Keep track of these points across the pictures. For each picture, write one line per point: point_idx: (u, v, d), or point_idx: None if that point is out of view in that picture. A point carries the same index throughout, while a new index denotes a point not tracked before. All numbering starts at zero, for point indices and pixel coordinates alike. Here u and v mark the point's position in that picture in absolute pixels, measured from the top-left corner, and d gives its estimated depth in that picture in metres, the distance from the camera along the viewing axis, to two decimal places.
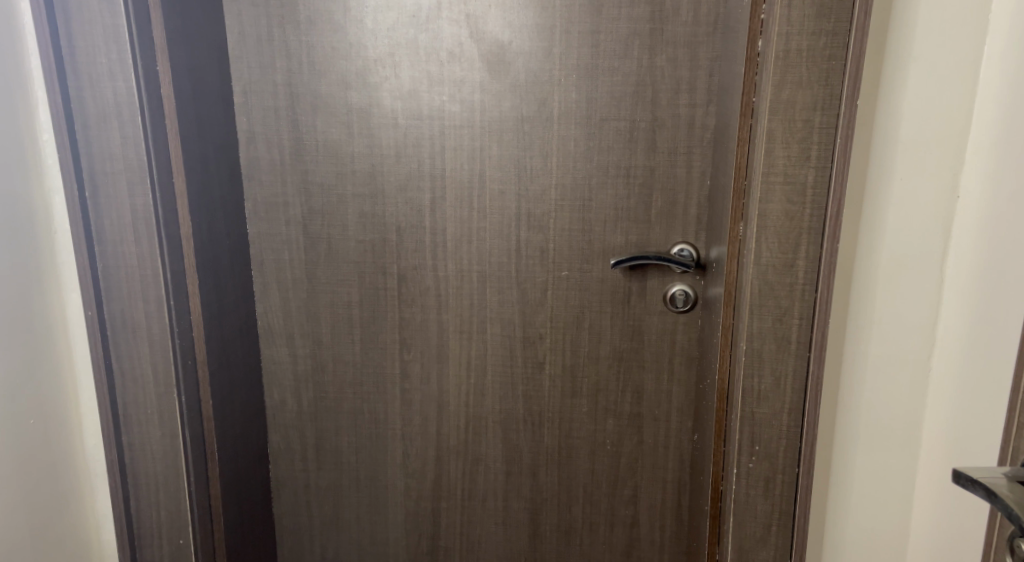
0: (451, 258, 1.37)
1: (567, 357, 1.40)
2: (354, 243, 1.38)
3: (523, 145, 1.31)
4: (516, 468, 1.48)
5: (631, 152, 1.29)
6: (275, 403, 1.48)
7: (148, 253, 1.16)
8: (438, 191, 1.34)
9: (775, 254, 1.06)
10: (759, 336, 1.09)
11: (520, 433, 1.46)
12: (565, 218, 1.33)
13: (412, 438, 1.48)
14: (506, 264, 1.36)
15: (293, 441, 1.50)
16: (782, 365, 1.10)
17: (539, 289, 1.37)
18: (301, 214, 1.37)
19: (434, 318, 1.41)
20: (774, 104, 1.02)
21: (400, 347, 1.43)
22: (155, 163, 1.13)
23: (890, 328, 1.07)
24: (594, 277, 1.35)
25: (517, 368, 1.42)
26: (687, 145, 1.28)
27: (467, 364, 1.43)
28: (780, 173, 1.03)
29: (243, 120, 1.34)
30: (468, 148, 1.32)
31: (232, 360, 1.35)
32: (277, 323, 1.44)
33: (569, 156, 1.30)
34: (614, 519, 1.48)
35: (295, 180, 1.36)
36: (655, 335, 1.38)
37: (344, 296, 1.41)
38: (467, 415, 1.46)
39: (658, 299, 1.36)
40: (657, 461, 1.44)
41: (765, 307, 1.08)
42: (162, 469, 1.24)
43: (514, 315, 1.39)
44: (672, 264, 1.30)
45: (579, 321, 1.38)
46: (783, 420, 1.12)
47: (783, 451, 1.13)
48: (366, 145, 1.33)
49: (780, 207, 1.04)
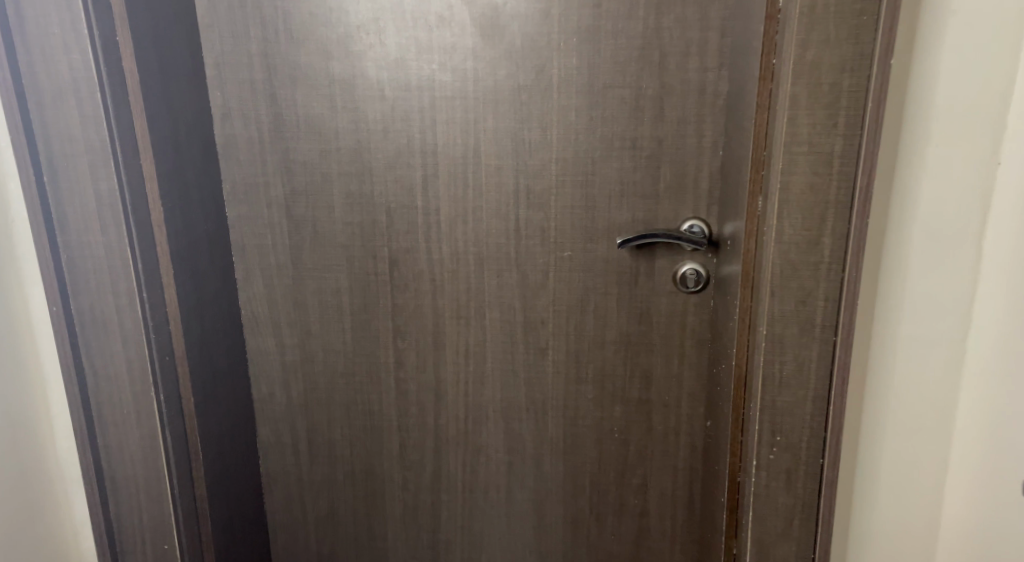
0: (445, 240, 1.28)
1: (571, 342, 1.32)
2: (341, 226, 1.29)
3: (520, 117, 1.21)
4: (518, 458, 1.41)
5: (637, 121, 1.19)
6: (264, 395, 1.40)
7: (117, 243, 1.06)
8: (433, 168, 1.24)
9: (798, 230, 0.97)
10: (781, 320, 1.01)
11: (522, 423, 1.38)
12: (569, 194, 1.24)
13: (409, 429, 1.40)
14: (505, 245, 1.28)
15: (283, 435, 1.42)
16: (807, 350, 1.01)
17: (540, 272, 1.29)
18: (283, 195, 1.28)
19: (429, 304, 1.32)
20: (798, 67, 0.92)
21: (394, 335, 1.35)
22: (119, 144, 1.04)
23: (923, 308, 0.99)
24: (599, 257, 1.27)
25: (518, 355, 1.34)
26: (697, 114, 1.18)
27: (465, 350, 1.35)
28: (804, 142, 0.94)
29: (217, 95, 1.24)
30: (461, 121, 1.22)
31: (213, 353, 1.26)
32: (262, 311, 1.35)
33: (570, 127, 1.21)
34: (622, 508, 1.41)
35: (276, 160, 1.26)
36: (664, 317, 1.29)
37: (333, 282, 1.32)
38: (466, 404, 1.38)
39: (667, 279, 1.27)
40: (667, 448, 1.37)
41: (788, 288, 1.00)
42: (142, 472, 1.16)
43: (514, 299, 1.31)
44: (682, 242, 1.21)
45: (584, 305, 1.30)
46: (806, 409, 1.04)
47: (807, 442, 1.05)
48: (351, 120, 1.23)
49: (804, 179, 0.95)
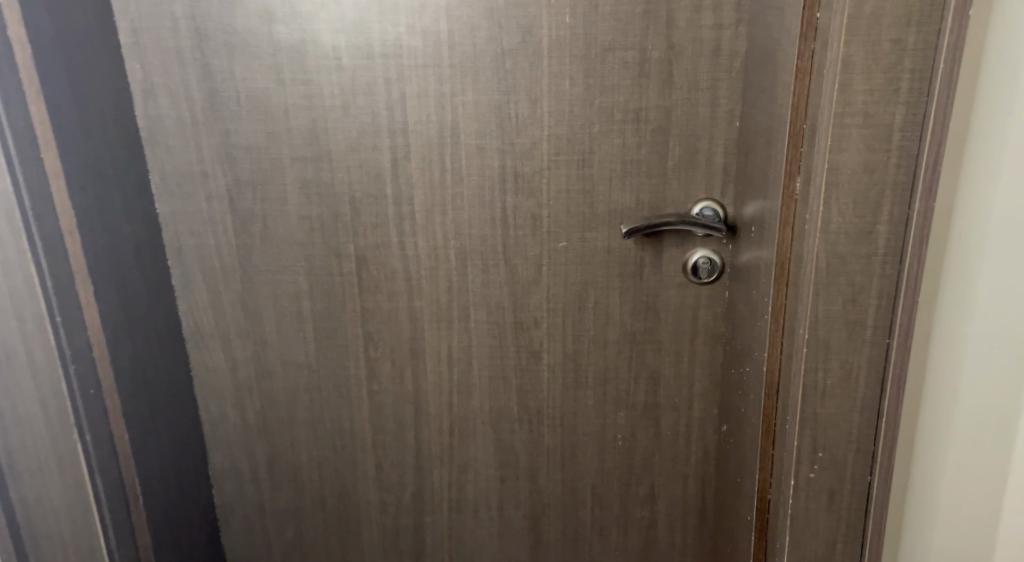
0: (420, 232, 1.10)
1: (568, 343, 1.17)
2: (297, 221, 1.09)
3: (504, 87, 1.03)
4: (511, 473, 1.25)
5: (642, 90, 1.03)
6: (214, 417, 1.20)
7: (16, 257, 0.85)
8: (403, 150, 1.06)
9: (849, 218, 0.81)
10: (826, 322, 0.86)
11: (514, 434, 1.23)
12: (564, 176, 1.07)
13: (386, 447, 1.23)
14: (490, 237, 1.11)
15: (240, 460, 1.23)
16: (855, 356, 0.87)
17: (532, 266, 1.12)
18: (224, 185, 1.07)
19: (404, 306, 1.15)
20: (853, 21, 0.75)
21: (364, 344, 1.16)
22: (11, 134, 0.82)
23: (1003, 304, 0.82)
24: (598, 247, 1.11)
25: (509, 359, 1.18)
26: (711, 79, 1.01)
27: (447, 357, 1.18)
28: (858, 113, 0.77)
29: (136, 68, 1.02)
30: (434, 94, 1.03)
31: (150, 376, 1.07)
32: (206, 322, 1.15)
33: (563, 98, 1.03)
34: (628, 521, 1.27)
35: (214, 144, 1.05)
36: (673, 312, 1.15)
37: (289, 285, 1.13)
38: (450, 417, 1.22)
39: (677, 269, 1.12)
40: (677, 454, 1.23)
41: (835, 285, 0.84)
42: (69, 527, 0.96)
43: (502, 297, 1.14)
44: (697, 228, 1.05)
45: (582, 300, 1.14)
46: (853, 422, 0.90)
47: (853, 458, 0.91)
48: (302, 95, 1.03)
49: (857, 157, 0.79)
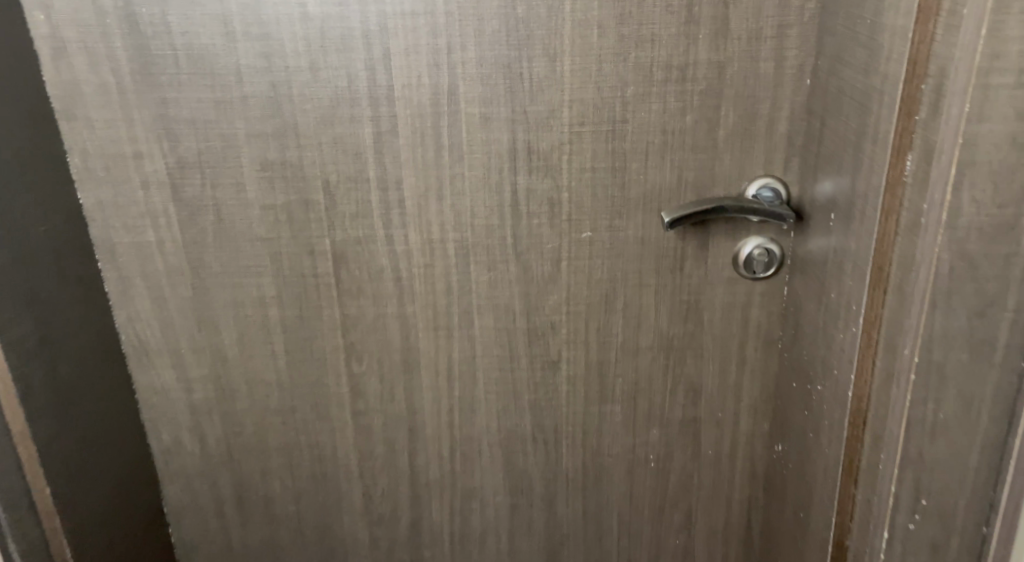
0: (412, 222, 0.89)
1: (593, 351, 0.97)
2: (258, 212, 0.88)
3: (516, 40, 0.81)
4: (523, 500, 1.06)
5: (689, 40, 0.82)
6: (166, 447, 0.99)
7: None
8: (390, 122, 0.84)
9: (985, 210, 0.62)
10: (943, 342, 0.67)
11: (528, 456, 1.04)
12: (589, 151, 0.86)
13: (375, 476, 1.03)
14: (498, 226, 0.90)
15: (201, 496, 1.02)
16: (977, 384, 0.68)
17: (549, 261, 0.92)
18: (165, 169, 0.85)
19: (394, 311, 0.94)
20: None
21: (346, 357, 0.96)
22: None
23: None
24: (630, 237, 0.91)
25: (521, 371, 0.98)
26: (776, 26, 0.81)
27: (447, 370, 0.98)
28: (1010, 69, 0.58)
29: (40, 19, 0.79)
30: (427, 49, 0.81)
31: (80, 408, 0.86)
32: (151, 337, 0.93)
33: (590, 53, 0.82)
34: (660, 551, 1.09)
35: (148, 117, 0.83)
36: (719, 313, 0.95)
37: (252, 290, 0.91)
38: (452, 439, 1.02)
39: (725, 262, 0.92)
40: (719, 475, 1.05)
41: (957, 296, 0.65)
42: None
43: (513, 299, 0.94)
44: (758, 214, 0.85)
45: (611, 301, 0.94)
46: (968, 466, 0.70)
47: (965, 511, 0.72)
48: (258, 52, 0.81)
49: (1003, 127, 0.60)
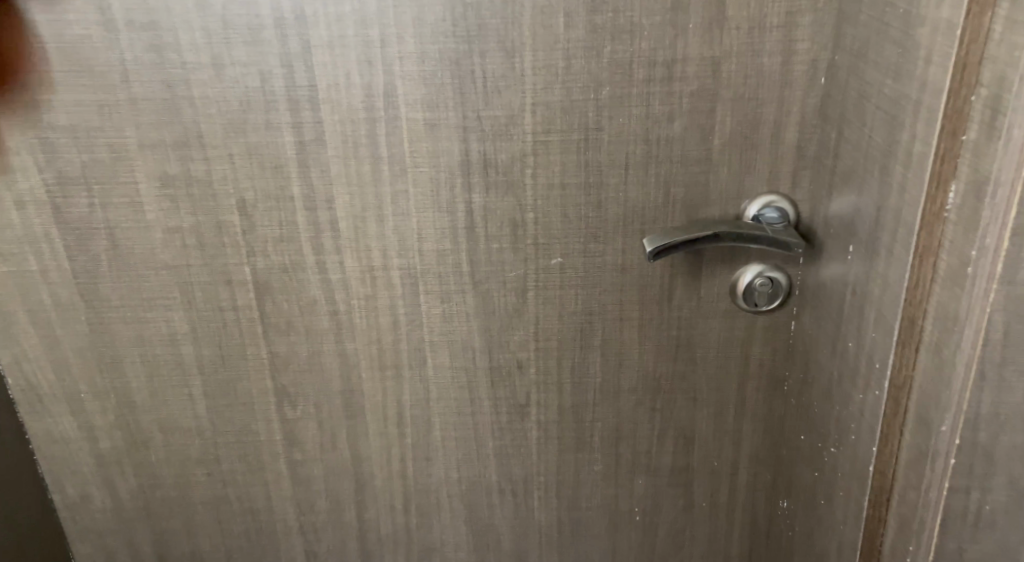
0: (348, 248, 0.75)
1: (567, 394, 0.83)
2: (161, 236, 0.74)
3: (465, 31, 0.66)
4: (489, 557, 0.93)
5: (677, 30, 0.67)
6: (73, 499, 0.86)
7: None
8: (314, 129, 0.70)
9: None
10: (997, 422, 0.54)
11: (494, 509, 0.90)
12: (557, 163, 0.72)
13: (318, 530, 0.90)
14: (451, 252, 0.76)
15: (118, 552, 0.90)
16: None
17: (514, 292, 0.78)
18: (45, 186, 0.71)
19: (331, 349, 0.80)
20: None
21: (278, 401, 0.82)
22: None
23: None
24: (609, 264, 0.76)
25: (483, 416, 0.85)
26: (784, 13, 0.66)
27: (396, 414, 0.84)
28: None
29: None
30: (355, 42, 0.66)
31: None
32: (45, 378, 0.80)
33: (555, 46, 0.67)
34: None
35: (20, 124, 0.69)
36: (714, 351, 0.81)
37: (160, 325, 0.78)
38: (405, 490, 0.88)
39: (722, 293, 0.78)
40: (715, 531, 0.91)
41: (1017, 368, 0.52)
42: None
43: (471, 335, 0.80)
44: (761, 243, 0.71)
45: (586, 337, 0.80)
46: None
47: None
48: (148, 46, 0.66)
49: None
